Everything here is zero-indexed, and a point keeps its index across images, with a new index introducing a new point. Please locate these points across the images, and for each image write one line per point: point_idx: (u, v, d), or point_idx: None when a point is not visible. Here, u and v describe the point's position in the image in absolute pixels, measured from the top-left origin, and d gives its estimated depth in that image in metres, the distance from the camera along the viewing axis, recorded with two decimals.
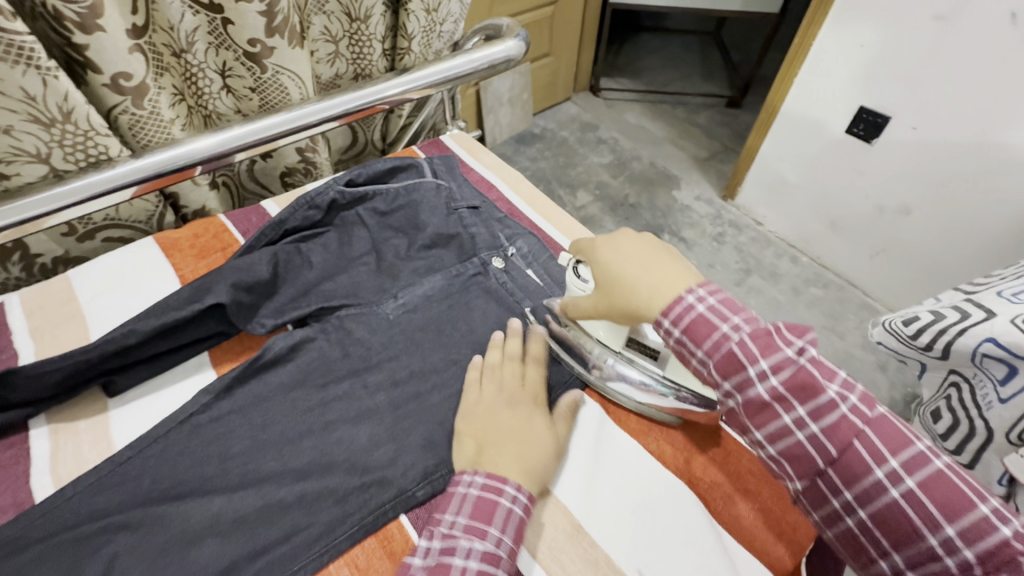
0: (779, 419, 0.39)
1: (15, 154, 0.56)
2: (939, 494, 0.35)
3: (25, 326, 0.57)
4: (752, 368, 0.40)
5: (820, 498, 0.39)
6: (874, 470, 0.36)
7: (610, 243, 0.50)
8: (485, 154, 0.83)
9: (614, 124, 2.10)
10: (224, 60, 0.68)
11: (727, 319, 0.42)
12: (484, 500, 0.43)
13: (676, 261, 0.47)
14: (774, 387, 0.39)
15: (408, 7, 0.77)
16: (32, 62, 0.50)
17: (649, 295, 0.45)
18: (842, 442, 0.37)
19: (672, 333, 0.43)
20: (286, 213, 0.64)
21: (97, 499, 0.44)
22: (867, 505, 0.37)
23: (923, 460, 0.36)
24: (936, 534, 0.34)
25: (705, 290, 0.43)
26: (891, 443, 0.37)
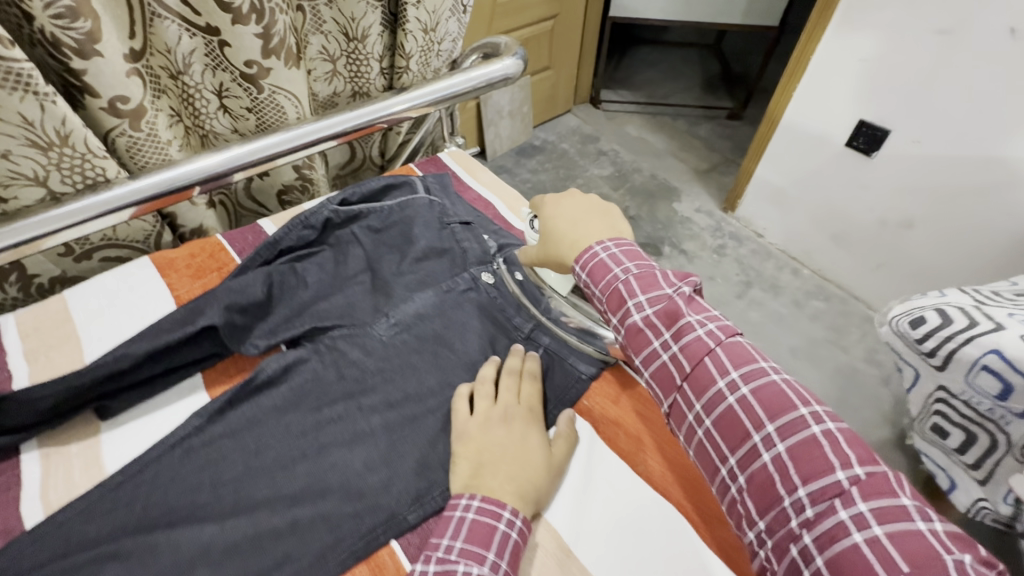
0: (676, 386, 0.44)
1: (13, 178, 0.56)
2: (807, 461, 0.38)
3: (20, 349, 0.57)
4: (656, 341, 0.45)
5: (709, 463, 0.43)
6: (753, 434, 0.40)
7: (555, 200, 0.57)
8: (482, 171, 0.83)
9: (614, 136, 2.11)
10: (220, 81, 0.68)
11: (635, 294, 0.47)
12: (479, 524, 0.43)
13: (604, 221, 0.54)
14: (675, 355, 0.44)
15: (406, 26, 0.77)
16: (30, 88, 0.50)
17: (571, 246, 0.53)
18: (725, 408, 0.42)
19: (581, 277, 0.51)
20: (281, 232, 0.64)
21: (87, 527, 0.44)
22: (746, 468, 0.40)
23: (799, 427, 0.39)
24: (790, 494, 0.37)
25: (613, 244, 0.51)
26: (771, 409, 0.40)
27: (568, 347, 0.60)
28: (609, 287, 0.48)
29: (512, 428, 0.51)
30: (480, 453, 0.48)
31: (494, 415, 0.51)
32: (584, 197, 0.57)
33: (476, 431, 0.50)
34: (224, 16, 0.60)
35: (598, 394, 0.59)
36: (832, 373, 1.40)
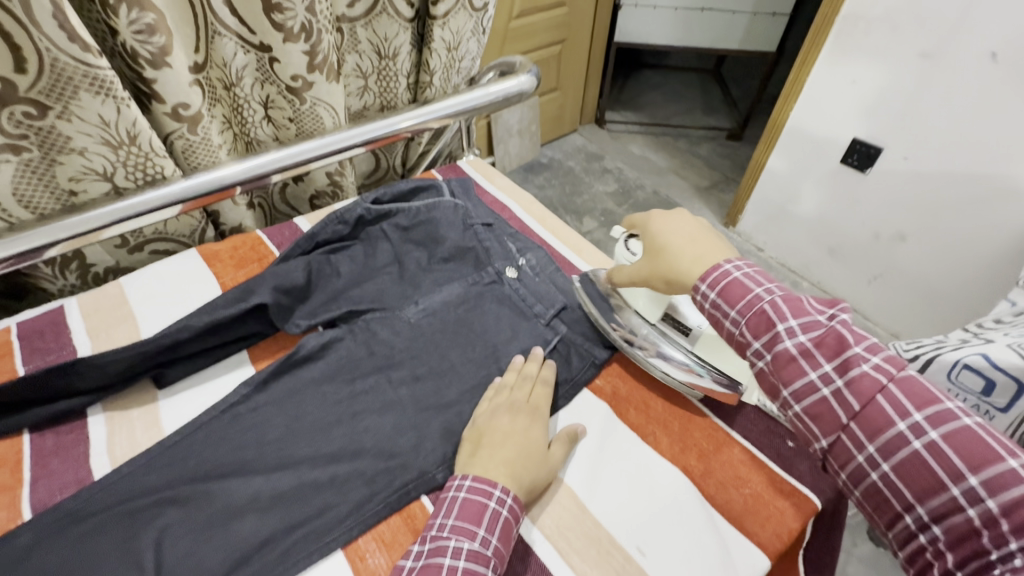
0: (841, 423, 0.41)
1: (85, 173, 0.63)
2: (964, 446, 0.37)
3: (82, 326, 0.63)
4: (814, 371, 0.42)
5: (845, 455, 0.41)
6: (896, 422, 0.39)
7: (665, 217, 0.53)
8: (499, 177, 0.90)
9: (619, 155, 2.20)
10: (267, 93, 0.76)
11: (785, 318, 0.43)
12: (471, 501, 0.47)
13: (715, 239, 0.51)
14: (803, 343, 0.42)
15: (432, 46, 0.85)
16: (111, 93, 0.57)
17: (692, 261, 0.49)
18: (866, 398, 0.40)
19: (708, 297, 0.47)
20: (317, 226, 0.70)
21: (148, 477, 0.49)
22: (890, 457, 0.39)
23: (950, 417, 0.38)
24: (959, 484, 0.36)
25: (741, 263, 0.47)
26: (916, 398, 0.39)
27: (581, 334, 0.65)
28: (747, 303, 0.45)
29: (516, 421, 0.54)
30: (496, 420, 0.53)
31: (497, 415, 0.54)
32: (687, 215, 0.54)
33: (483, 422, 0.54)
34: (277, 35, 0.67)
35: (615, 374, 0.64)
36: None
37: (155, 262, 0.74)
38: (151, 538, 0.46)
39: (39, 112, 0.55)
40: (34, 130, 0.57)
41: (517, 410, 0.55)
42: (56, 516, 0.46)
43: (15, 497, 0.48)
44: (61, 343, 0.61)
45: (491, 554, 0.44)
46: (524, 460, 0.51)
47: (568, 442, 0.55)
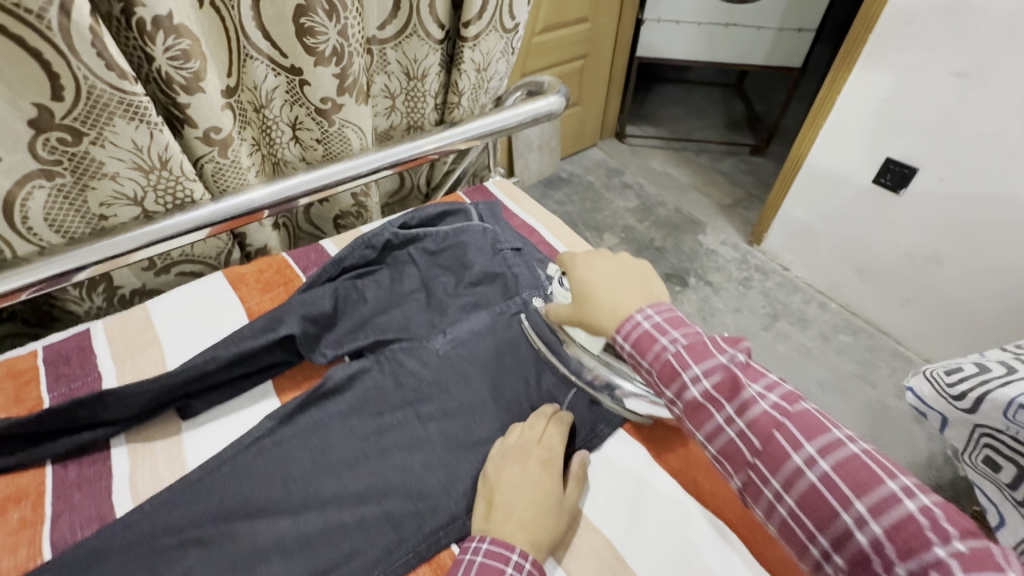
0: (748, 461, 0.40)
1: (116, 198, 0.63)
2: (853, 474, 0.36)
3: (108, 351, 0.62)
4: (719, 415, 0.41)
5: (755, 492, 0.40)
6: (793, 455, 0.38)
7: (587, 262, 0.50)
8: (526, 200, 0.88)
9: (640, 170, 2.17)
10: (296, 115, 0.75)
11: (688, 366, 0.42)
12: (488, 567, 0.43)
13: (643, 286, 0.48)
14: (706, 389, 0.41)
15: (461, 67, 0.84)
16: (144, 119, 0.57)
17: (610, 313, 0.47)
18: (765, 436, 0.39)
19: (624, 347, 0.45)
20: (345, 251, 0.69)
21: (172, 516, 0.48)
22: (791, 492, 0.38)
23: (839, 446, 0.37)
24: (849, 512, 0.35)
25: (654, 308, 0.46)
26: (808, 430, 0.38)
27: None
28: (654, 353, 0.44)
29: (527, 469, 0.51)
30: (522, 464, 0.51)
31: (508, 462, 0.51)
32: (617, 256, 0.51)
33: (494, 472, 0.51)
34: (308, 58, 0.66)
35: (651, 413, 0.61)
36: (864, 408, 1.39)
37: (182, 285, 0.73)
38: None
39: (73, 138, 0.55)
40: (68, 156, 0.56)
41: (527, 455, 0.52)
42: (78, 556, 0.45)
43: (36, 533, 0.47)
44: (86, 369, 0.60)
45: None
46: (539, 514, 0.48)
47: (581, 480, 0.53)
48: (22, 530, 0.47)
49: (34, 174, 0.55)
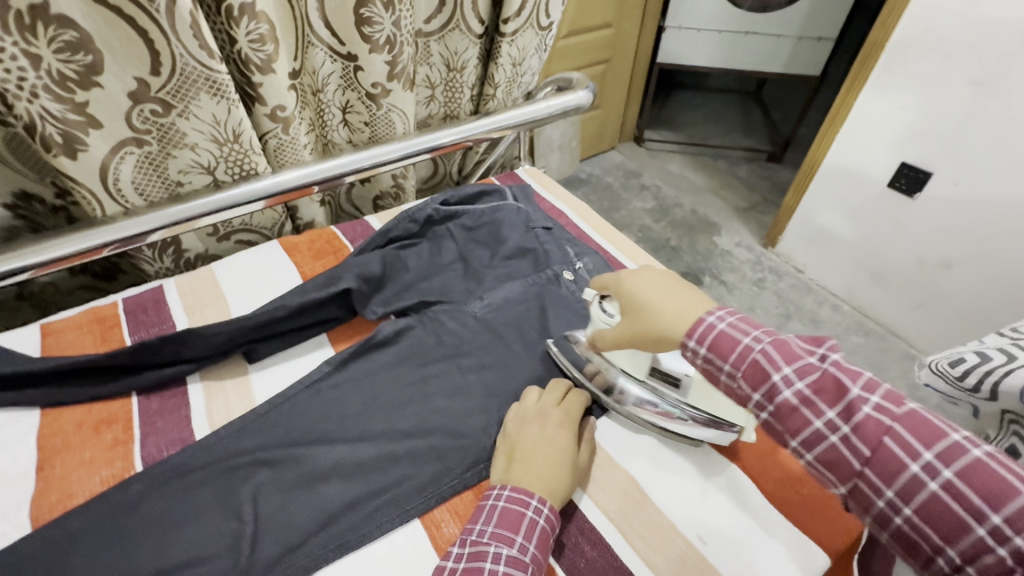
0: (855, 470, 0.37)
1: (193, 167, 0.70)
2: (981, 482, 0.33)
3: (179, 304, 0.69)
4: (818, 419, 0.38)
5: (865, 502, 0.37)
6: (908, 463, 0.35)
7: (635, 275, 0.50)
8: (555, 186, 0.94)
9: (657, 173, 2.22)
10: (348, 99, 0.83)
11: (778, 368, 0.40)
12: (509, 511, 0.47)
13: (690, 292, 0.47)
14: (801, 390, 0.39)
15: (498, 60, 0.90)
16: (224, 94, 0.64)
17: (673, 318, 0.45)
18: (874, 441, 0.36)
19: (698, 352, 0.44)
20: (391, 223, 0.75)
21: (244, 440, 0.54)
22: (910, 502, 0.35)
23: (959, 449, 0.34)
24: (983, 524, 0.32)
25: (723, 311, 0.44)
26: (922, 435, 0.36)
27: None
28: (738, 354, 0.42)
29: (546, 428, 0.54)
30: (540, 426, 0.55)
31: (526, 422, 0.55)
32: (658, 270, 0.51)
33: (514, 430, 0.55)
34: (364, 46, 0.73)
35: None
36: None
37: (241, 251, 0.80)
38: (249, 494, 0.50)
39: (164, 110, 0.62)
40: (157, 126, 0.64)
41: (545, 416, 0.56)
42: (167, 469, 0.51)
43: (128, 451, 0.53)
44: (162, 318, 0.67)
45: (528, 560, 0.44)
46: (556, 469, 0.51)
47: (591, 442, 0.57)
48: (115, 448, 0.54)
49: (127, 141, 0.63)
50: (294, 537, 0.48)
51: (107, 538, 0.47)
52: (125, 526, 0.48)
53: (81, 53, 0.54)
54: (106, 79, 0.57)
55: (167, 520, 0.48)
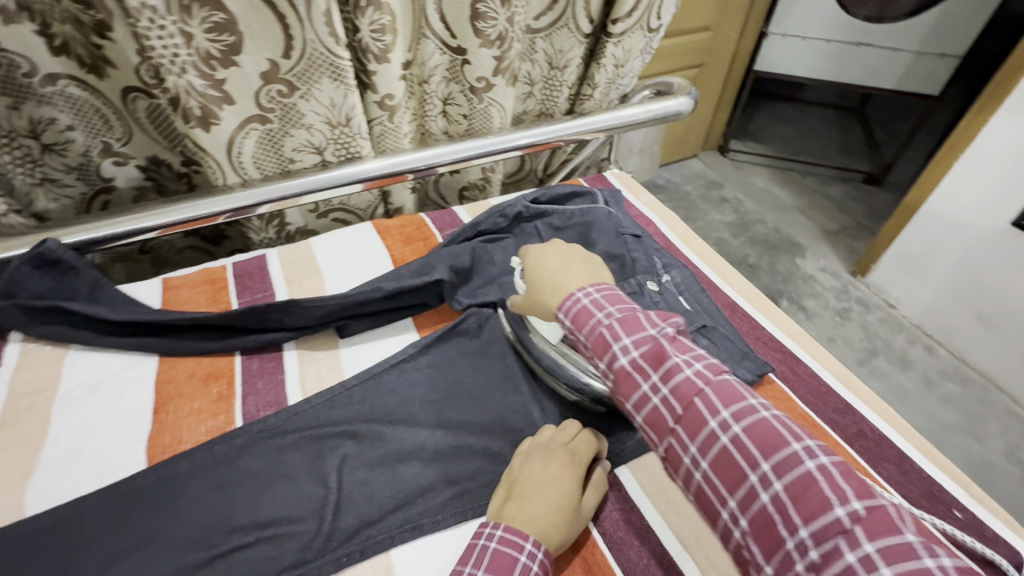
0: (669, 427, 0.40)
1: (306, 147, 0.74)
2: (764, 439, 0.37)
3: (280, 274, 0.73)
4: (644, 382, 0.41)
5: (676, 461, 0.40)
6: (748, 475, 0.36)
7: (539, 249, 0.56)
8: (644, 193, 0.91)
9: (740, 186, 2.12)
10: (450, 91, 0.84)
11: (619, 337, 0.43)
12: (501, 553, 0.43)
13: (587, 269, 0.53)
14: (634, 359, 0.42)
15: (601, 61, 0.89)
16: (342, 79, 0.67)
17: (556, 290, 0.51)
18: (685, 401, 0.39)
19: (564, 324, 0.48)
20: (481, 217, 0.77)
21: (333, 411, 0.57)
22: (706, 455, 0.38)
23: (750, 411, 0.38)
24: (758, 474, 0.36)
25: (596, 290, 0.48)
26: (766, 445, 0.36)
27: (728, 353, 0.63)
28: (590, 329, 0.45)
29: (549, 466, 0.51)
30: (539, 467, 0.51)
31: (530, 458, 0.52)
32: (563, 246, 0.57)
33: (516, 467, 0.52)
34: (475, 40, 0.74)
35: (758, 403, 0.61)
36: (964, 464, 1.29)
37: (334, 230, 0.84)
38: (335, 463, 0.53)
39: (288, 91, 0.66)
40: (280, 106, 0.68)
41: (550, 454, 0.52)
42: (262, 429, 0.55)
43: (230, 407, 0.58)
44: (264, 285, 0.72)
45: None
46: (553, 513, 0.47)
47: (599, 489, 0.52)
48: (220, 402, 0.58)
49: (252, 118, 0.67)
50: (373, 512, 0.50)
51: (209, 485, 0.51)
52: (225, 476, 0.51)
53: (225, 35, 0.58)
54: (244, 59, 0.61)
55: (261, 476, 0.52)
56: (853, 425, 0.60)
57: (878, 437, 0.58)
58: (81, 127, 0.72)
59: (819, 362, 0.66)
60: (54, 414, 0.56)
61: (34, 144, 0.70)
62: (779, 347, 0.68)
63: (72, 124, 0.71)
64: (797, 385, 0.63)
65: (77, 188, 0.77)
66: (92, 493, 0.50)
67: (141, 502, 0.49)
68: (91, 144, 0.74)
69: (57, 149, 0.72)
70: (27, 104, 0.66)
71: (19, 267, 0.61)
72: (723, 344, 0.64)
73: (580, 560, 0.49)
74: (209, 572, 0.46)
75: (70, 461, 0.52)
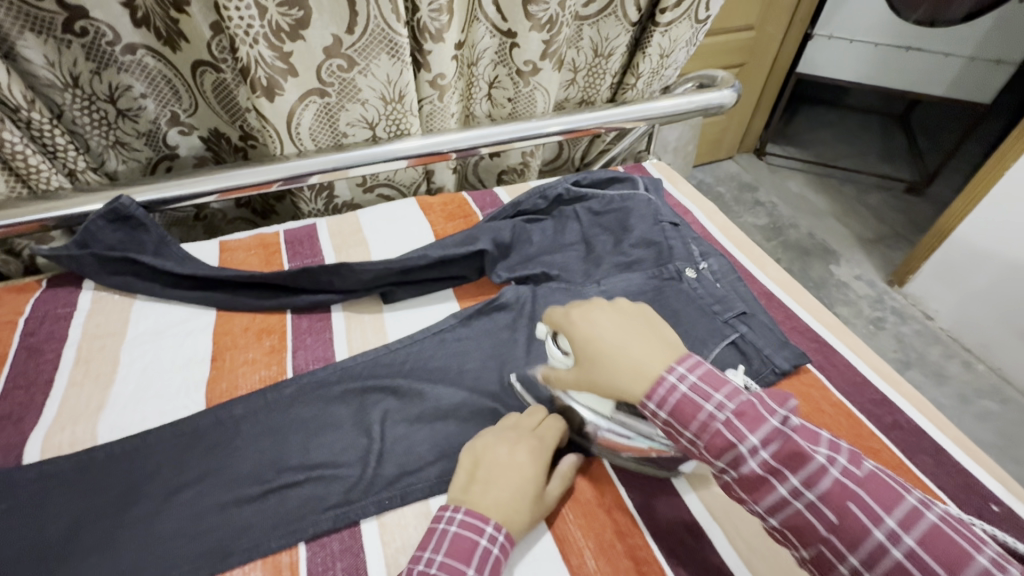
0: (820, 536, 0.36)
1: (359, 122, 0.78)
2: (940, 548, 0.34)
3: (329, 242, 0.77)
4: (783, 486, 0.37)
5: (826, 568, 0.37)
6: (873, 530, 0.35)
7: (586, 313, 0.48)
8: (683, 184, 0.92)
9: (775, 189, 2.09)
10: (497, 74, 0.86)
11: (744, 437, 0.38)
12: (461, 537, 0.43)
13: (656, 337, 0.46)
14: (766, 460, 0.38)
15: (647, 50, 0.90)
16: (399, 55, 0.70)
17: (633, 370, 0.43)
18: (840, 508, 0.36)
19: (658, 414, 0.42)
20: (522, 198, 0.80)
21: (376, 369, 0.60)
22: (873, 569, 0.35)
23: (917, 516, 0.35)
24: None
25: (685, 366, 0.42)
26: (944, 557, 0.33)
27: (765, 340, 0.64)
28: (699, 424, 0.40)
29: (515, 452, 0.50)
30: (499, 451, 0.50)
31: (497, 441, 0.51)
32: (610, 306, 0.50)
33: (481, 448, 0.51)
34: (526, 23, 0.76)
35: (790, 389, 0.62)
36: None
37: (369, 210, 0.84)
38: (377, 417, 0.56)
39: (348, 66, 0.69)
40: (339, 80, 0.71)
41: (516, 439, 0.52)
42: (311, 381, 0.58)
43: (282, 359, 0.61)
44: (314, 251, 0.75)
45: None
46: (517, 499, 0.47)
47: (567, 476, 0.52)
48: (272, 354, 0.62)
49: (312, 91, 0.71)
50: (412, 463, 0.53)
51: (262, 428, 0.54)
52: (277, 421, 0.55)
53: (295, 9, 0.61)
54: (311, 33, 0.64)
55: (310, 424, 0.55)
56: (888, 416, 0.60)
57: (914, 429, 0.59)
58: (153, 97, 0.76)
59: (855, 355, 0.66)
60: (122, 355, 0.60)
61: (111, 109, 0.74)
62: (815, 337, 0.68)
63: (145, 93, 0.75)
64: (834, 375, 0.64)
65: (144, 152, 0.82)
66: (156, 428, 0.53)
67: (201, 439, 0.53)
68: (160, 113, 0.78)
69: (130, 115, 0.76)
70: (107, 71, 0.71)
71: (95, 220, 0.66)
72: (761, 332, 0.65)
73: (572, 515, 0.51)
74: (264, 505, 0.49)
75: (137, 398, 0.56)
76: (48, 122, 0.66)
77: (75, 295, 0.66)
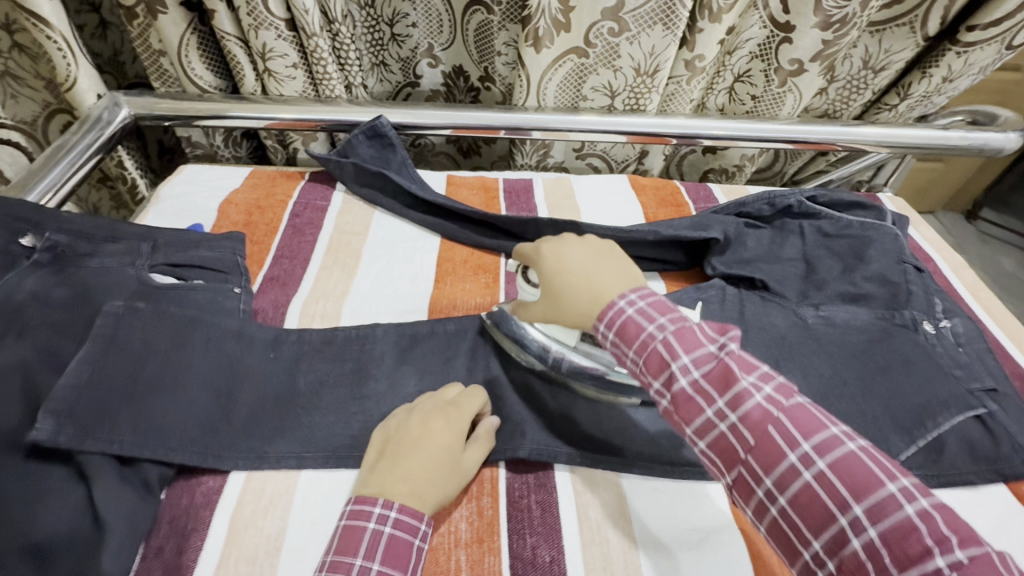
0: (738, 457, 0.36)
1: (603, 88, 0.78)
2: (849, 475, 0.33)
3: (543, 199, 0.79)
4: (709, 408, 0.37)
5: (747, 491, 0.36)
6: (788, 453, 0.34)
7: (558, 244, 0.48)
8: (926, 227, 0.81)
9: (981, 262, 1.78)
10: (749, 67, 0.81)
11: (676, 355, 0.39)
12: (350, 528, 0.40)
13: (615, 263, 0.46)
14: (694, 380, 0.38)
15: (929, 70, 0.80)
16: (673, 28, 0.68)
17: (592, 294, 0.44)
18: (758, 430, 0.35)
19: (606, 337, 0.42)
20: (749, 199, 0.76)
21: None
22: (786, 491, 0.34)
23: (891, 504, 0.31)
24: (844, 515, 0.32)
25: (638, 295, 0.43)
26: (855, 484, 0.32)
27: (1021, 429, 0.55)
28: (641, 342, 0.40)
29: (427, 421, 0.47)
30: (402, 429, 0.47)
31: (408, 415, 0.48)
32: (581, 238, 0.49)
33: (392, 423, 0.48)
34: (810, 17, 0.70)
35: None
36: None
37: (567, 187, 0.82)
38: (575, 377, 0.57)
39: (619, 30, 0.70)
40: (604, 43, 0.72)
41: (427, 408, 0.49)
42: None
43: (495, 297, 0.65)
44: (528, 204, 0.78)
45: None
46: (430, 476, 0.44)
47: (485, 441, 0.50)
48: (487, 290, 0.65)
49: (574, 50, 0.72)
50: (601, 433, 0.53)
51: (472, 354, 0.58)
52: (485, 351, 0.58)
53: None
54: None
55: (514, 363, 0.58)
56: None
57: None
58: (422, 27, 0.83)
59: None
60: (364, 254, 0.68)
61: (387, 32, 0.82)
62: None
63: (417, 23, 0.82)
64: None
65: (396, 76, 0.90)
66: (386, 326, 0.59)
67: (421, 347, 0.58)
68: (421, 44, 0.85)
69: (398, 40, 0.84)
70: None
71: (358, 135, 0.74)
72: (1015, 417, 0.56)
73: None
74: None
75: (373, 294, 0.63)
76: (348, 36, 0.74)
77: (329, 192, 0.75)
